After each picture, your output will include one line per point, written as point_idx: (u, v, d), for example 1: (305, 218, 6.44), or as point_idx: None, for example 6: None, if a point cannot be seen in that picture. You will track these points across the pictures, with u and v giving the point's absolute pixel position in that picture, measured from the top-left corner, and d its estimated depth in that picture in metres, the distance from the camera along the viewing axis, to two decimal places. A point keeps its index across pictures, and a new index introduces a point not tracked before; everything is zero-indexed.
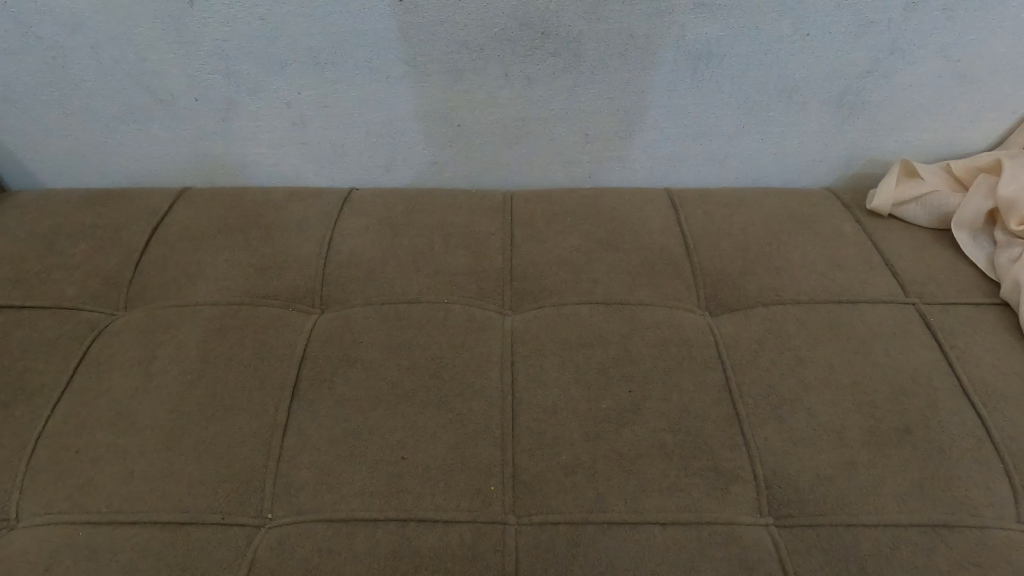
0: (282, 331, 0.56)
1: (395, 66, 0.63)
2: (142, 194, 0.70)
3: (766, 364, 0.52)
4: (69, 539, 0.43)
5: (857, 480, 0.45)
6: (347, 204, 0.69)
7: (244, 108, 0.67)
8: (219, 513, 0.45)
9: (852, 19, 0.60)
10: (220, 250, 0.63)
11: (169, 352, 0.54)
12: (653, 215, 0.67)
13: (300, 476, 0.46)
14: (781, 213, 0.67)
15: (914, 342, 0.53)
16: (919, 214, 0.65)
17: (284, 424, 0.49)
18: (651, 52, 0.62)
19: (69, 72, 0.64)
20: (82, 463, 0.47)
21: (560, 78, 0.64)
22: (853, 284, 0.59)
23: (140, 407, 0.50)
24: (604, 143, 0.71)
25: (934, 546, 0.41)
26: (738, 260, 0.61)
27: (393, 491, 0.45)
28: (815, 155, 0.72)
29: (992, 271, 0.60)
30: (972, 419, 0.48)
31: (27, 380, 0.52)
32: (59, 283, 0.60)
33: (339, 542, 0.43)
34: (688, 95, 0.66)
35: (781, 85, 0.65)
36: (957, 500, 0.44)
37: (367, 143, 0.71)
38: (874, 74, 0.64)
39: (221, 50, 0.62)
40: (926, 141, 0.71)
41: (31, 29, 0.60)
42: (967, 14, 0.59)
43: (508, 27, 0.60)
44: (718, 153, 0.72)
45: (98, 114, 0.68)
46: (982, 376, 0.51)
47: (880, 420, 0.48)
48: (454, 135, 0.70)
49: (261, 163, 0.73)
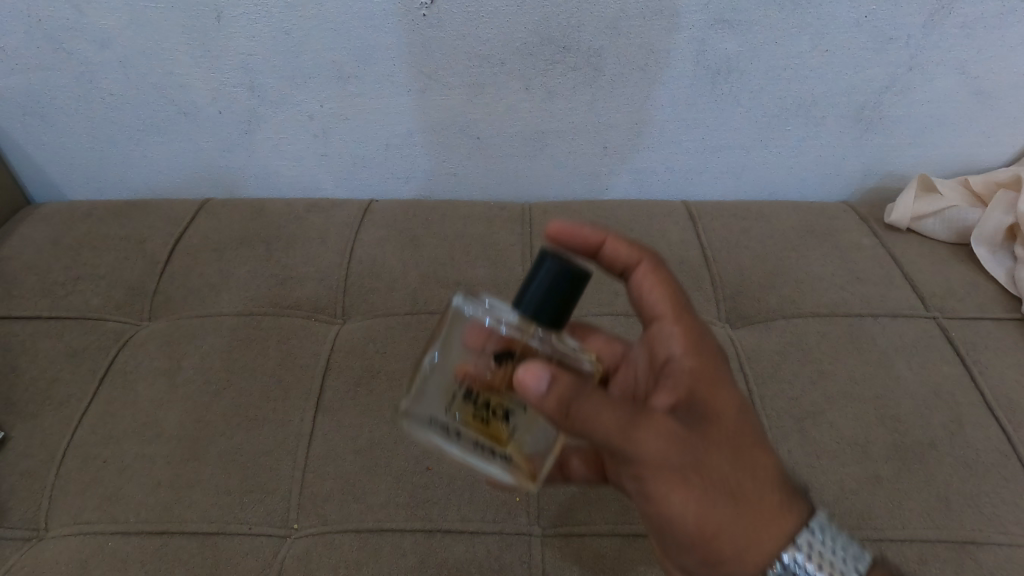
0: (306, 341, 0.57)
1: (415, 79, 0.64)
2: (164, 204, 0.71)
3: (788, 376, 0.52)
4: (97, 549, 0.43)
5: (882, 495, 0.45)
6: (368, 214, 0.70)
7: (268, 120, 0.68)
8: (246, 524, 0.45)
9: (870, 35, 0.60)
10: (242, 260, 0.64)
11: (193, 362, 0.54)
12: (671, 227, 0.67)
13: (327, 486, 0.47)
14: (797, 226, 0.67)
15: (935, 356, 0.54)
16: (937, 228, 0.66)
17: (309, 434, 0.50)
18: (669, 66, 0.63)
19: (97, 86, 0.65)
20: (111, 473, 0.47)
21: (579, 92, 0.65)
22: (873, 298, 0.59)
23: (166, 417, 0.51)
24: (621, 156, 0.71)
25: (963, 563, 0.41)
26: (757, 273, 0.62)
27: (419, 502, 0.46)
28: (832, 168, 0.73)
29: (1011, 286, 0.60)
30: (996, 435, 0.48)
31: (54, 391, 0.53)
32: (84, 294, 0.61)
33: (366, 554, 0.43)
34: (707, 108, 0.66)
35: (799, 100, 0.66)
36: (985, 516, 0.44)
37: (387, 155, 0.72)
38: (892, 90, 0.65)
39: (246, 64, 0.63)
40: (943, 155, 0.72)
41: (62, 46, 0.61)
42: (985, 31, 0.60)
43: (530, 42, 0.61)
44: (735, 166, 0.73)
45: (123, 127, 0.69)
46: (1005, 391, 0.51)
47: (902, 435, 0.48)
48: (473, 148, 0.71)
49: (282, 175, 0.74)
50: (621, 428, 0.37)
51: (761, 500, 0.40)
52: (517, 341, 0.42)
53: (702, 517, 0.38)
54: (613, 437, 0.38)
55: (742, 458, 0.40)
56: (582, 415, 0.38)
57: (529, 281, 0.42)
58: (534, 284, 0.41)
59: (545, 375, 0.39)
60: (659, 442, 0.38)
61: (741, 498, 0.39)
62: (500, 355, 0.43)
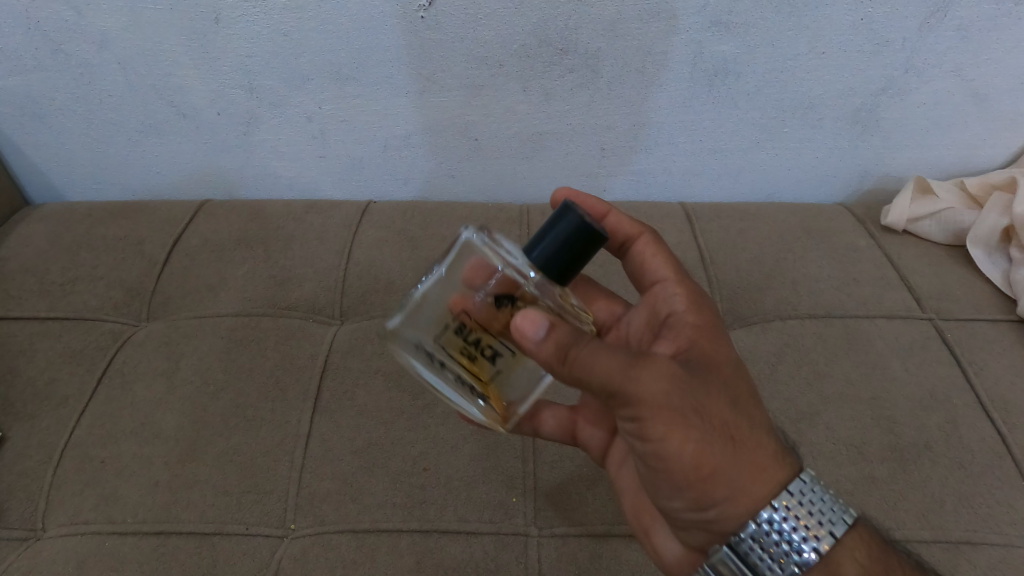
0: (304, 342, 0.57)
1: (413, 81, 0.64)
2: (162, 206, 0.71)
3: (785, 377, 0.52)
4: (94, 549, 0.43)
5: (878, 495, 0.45)
6: (366, 215, 0.70)
7: (266, 121, 0.68)
8: (243, 525, 0.45)
9: (867, 38, 0.61)
10: (241, 261, 0.64)
11: (191, 363, 0.55)
12: (669, 229, 0.67)
13: (324, 487, 0.47)
14: (794, 228, 0.67)
15: (931, 358, 0.54)
16: (932, 230, 0.66)
17: (307, 435, 0.50)
18: (666, 68, 0.63)
19: (96, 88, 0.65)
20: (109, 474, 0.47)
21: (577, 94, 0.65)
22: (869, 299, 0.59)
23: (164, 418, 0.51)
24: (618, 158, 0.72)
25: (957, 563, 0.42)
26: (753, 274, 0.62)
27: (416, 503, 0.46)
28: (829, 171, 0.73)
29: (1006, 287, 0.60)
30: (991, 436, 0.48)
31: (52, 391, 0.53)
32: (82, 294, 0.61)
33: (363, 554, 0.43)
34: (704, 110, 0.67)
35: (796, 102, 0.66)
36: (981, 517, 0.44)
37: (385, 157, 0.72)
38: (888, 92, 0.65)
39: (245, 65, 0.63)
40: (939, 158, 0.72)
41: (61, 47, 0.61)
42: (981, 34, 0.60)
43: (528, 45, 0.61)
44: (732, 168, 0.73)
45: (122, 128, 0.69)
46: (1000, 393, 0.51)
47: (898, 436, 0.48)
48: (471, 150, 0.71)
49: (280, 176, 0.74)
50: (622, 370, 0.33)
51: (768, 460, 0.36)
52: (519, 285, 0.37)
53: (705, 474, 0.34)
54: (613, 380, 0.34)
55: (750, 413, 0.36)
56: (581, 360, 0.34)
57: (544, 233, 0.38)
58: (550, 237, 0.37)
59: (544, 322, 0.35)
60: (664, 384, 0.33)
61: (748, 454, 0.35)
62: (497, 297, 0.38)
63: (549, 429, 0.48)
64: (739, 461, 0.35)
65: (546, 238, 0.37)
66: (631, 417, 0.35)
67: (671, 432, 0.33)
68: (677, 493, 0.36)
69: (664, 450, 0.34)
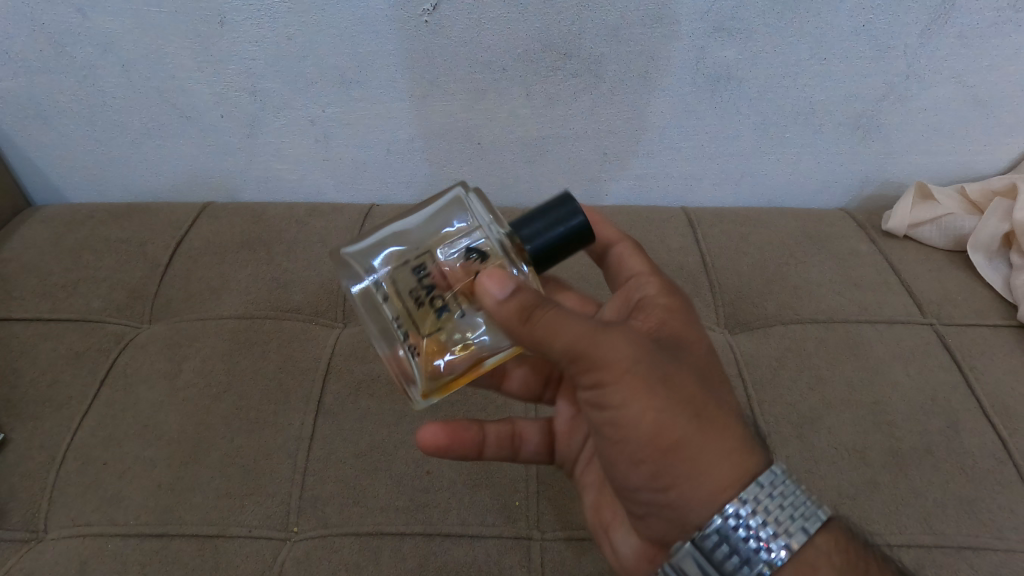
0: (307, 344, 0.57)
1: (417, 84, 0.64)
2: (165, 208, 0.71)
3: (787, 382, 0.53)
4: (95, 552, 0.43)
5: (880, 500, 0.45)
6: (369, 219, 0.70)
7: (269, 124, 0.68)
8: (246, 527, 0.45)
9: (867, 44, 0.61)
10: (244, 264, 0.64)
11: (194, 365, 0.55)
12: (671, 233, 0.68)
13: (326, 490, 0.47)
14: (796, 233, 0.68)
15: (932, 362, 0.54)
16: (933, 235, 0.67)
17: (310, 438, 0.50)
18: (668, 73, 0.63)
19: (99, 90, 0.65)
20: (111, 476, 0.47)
21: (579, 99, 0.65)
22: (870, 304, 0.60)
23: (166, 419, 0.51)
24: (621, 163, 0.72)
25: (959, 567, 0.42)
26: (755, 279, 0.62)
27: (419, 506, 0.46)
28: (830, 177, 0.74)
29: (1006, 293, 0.61)
30: (993, 441, 0.48)
31: (55, 393, 0.53)
32: (84, 296, 0.61)
33: (365, 557, 0.43)
34: (707, 116, 0.67)
35: (798, 108, 0.66)
36: (983, 522, 0.44)
37: (389, 160, 0.72)
38: (889, 98, 0.66)
39: (248, 68, 0.63)
40: (941, 164, 0.72)
41: (65, 49, 0.62)
42: (980, 42, 0.61)
43: (532, 50, 0.61)
44: (734, 173, 0.73)
45: (125, 130, 0.69)
46: (1001, 398, 0.51)
47: (900, 441, 0.49)
48: (473, 153, 0.71)
49: (283, 179, 0.74)
50: (589, 335, 0.34)
51: (732, 452, 0.34)
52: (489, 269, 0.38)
53: (667, 444, 0.34)
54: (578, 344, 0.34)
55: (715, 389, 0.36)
56: (543, 322, 0.34)
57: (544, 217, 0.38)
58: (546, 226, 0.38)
59: (509, 284, 0.35)
60: (627, 348, 0.34)
61: (717, 435, 0.34)
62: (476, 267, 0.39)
63: (528, 453, 0.48)
64: (711, 441, 0.34)
65: (545, 218, 0.38)
66: (592, 385, 0.35)
67: (633, 401, 0.33)
68: (638, 472, 0.36)
69: (622, 419, 0.34)
